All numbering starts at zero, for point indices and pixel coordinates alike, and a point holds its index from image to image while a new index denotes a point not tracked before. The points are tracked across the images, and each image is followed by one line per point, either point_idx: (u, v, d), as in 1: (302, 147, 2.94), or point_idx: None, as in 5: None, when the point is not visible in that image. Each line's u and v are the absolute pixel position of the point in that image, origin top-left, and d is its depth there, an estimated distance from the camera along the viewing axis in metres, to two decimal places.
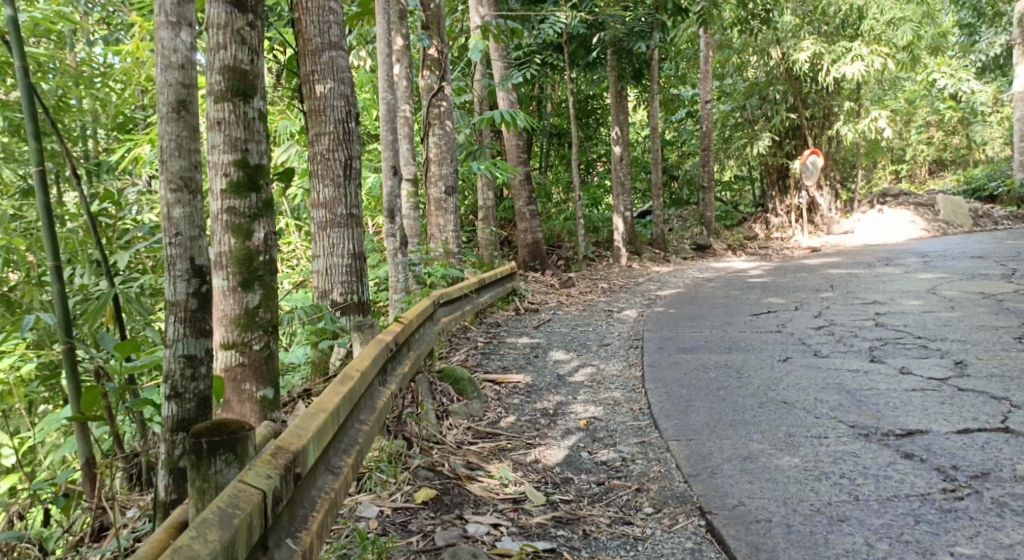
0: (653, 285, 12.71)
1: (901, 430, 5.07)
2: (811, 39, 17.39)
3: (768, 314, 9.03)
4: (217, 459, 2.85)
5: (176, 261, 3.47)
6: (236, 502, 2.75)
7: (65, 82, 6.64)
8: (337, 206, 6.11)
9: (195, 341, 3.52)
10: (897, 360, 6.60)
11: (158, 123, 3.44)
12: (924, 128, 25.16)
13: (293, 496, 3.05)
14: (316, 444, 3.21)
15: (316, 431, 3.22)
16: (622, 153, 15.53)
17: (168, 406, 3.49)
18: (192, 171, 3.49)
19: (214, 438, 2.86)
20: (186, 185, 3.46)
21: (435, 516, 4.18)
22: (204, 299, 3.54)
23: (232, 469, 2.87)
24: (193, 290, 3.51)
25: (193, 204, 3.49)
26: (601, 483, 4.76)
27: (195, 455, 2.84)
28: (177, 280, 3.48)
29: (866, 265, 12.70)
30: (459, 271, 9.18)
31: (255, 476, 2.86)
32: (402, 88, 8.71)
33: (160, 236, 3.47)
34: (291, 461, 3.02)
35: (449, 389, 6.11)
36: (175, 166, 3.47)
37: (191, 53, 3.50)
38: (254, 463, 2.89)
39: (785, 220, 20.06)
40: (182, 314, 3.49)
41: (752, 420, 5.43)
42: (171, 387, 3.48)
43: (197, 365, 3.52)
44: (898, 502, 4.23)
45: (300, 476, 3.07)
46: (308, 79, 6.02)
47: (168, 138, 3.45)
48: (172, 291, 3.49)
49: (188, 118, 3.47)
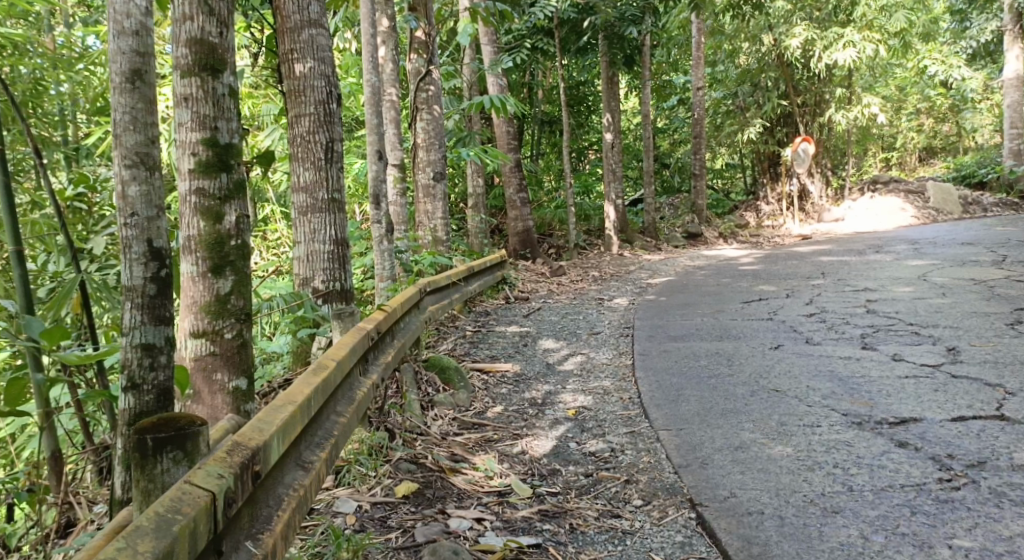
0: (645, 273, 12.54)
1: (895, 419, 4.92)
2: (803, 25, 17.23)
3: (759, 302, 8.88)
4: (164, 458, 2.68)
5: (132, 243, 3.28)
6: (179, 506, 2.53)
7: (43, 64, 6.48)
8: (318, 190, 5.88)
9: (154, 328, 3.33)
10: (891, 347, 6.46)
11: (111, 95, 3.25)
12: (914, 115, 25.10)
13: (252, 495, 2.85)
14: (280, 440, 3.02)
15: (280, 426, 3.03)
16: (613, 140, 15.35)
17: (124, 398, 3.30)
18: (149, 147, 3.31)
19: (160, 434, 2.68)
20: (143, 161, 3.29)
21: (416, 511, 4.01)
22: (163, 283, 3.35)
23: (180, 469, 2.70)
24: (151, 275, 3.32)
25: (150, 181, 3.31)
26: (589, 475, 4.60)
27: (139, 453, 2.67)
28: (134, 264, 3.28)
29: (858, 252, 12.56)
30: (446, 259, 8.96)
31: (204, 478, 2.65)
32: (387, 71, 8.34)
33: (114, 216, 3.28)
34: (249, 458, 2.81)
35: (435, 379, 5.96)
36: (130, 141, 3.28)
37: (146, 18, 3.29)
38: (205, 462, 2.68)
39: (777, 208, 19.96)
40: (138, 300, 3.30)
41: (744, 409, 5.27)
42: (128, 378, 3.30)
43: (155, 354, 3.34)
44: (893, 493, 4.08)
45: (259, 475, 2.86)
46: (287, 58, 5.83)
47: (122, 111, 3.26)
48: (128, 275, 3.29)
49: (143, 89, 3.29)
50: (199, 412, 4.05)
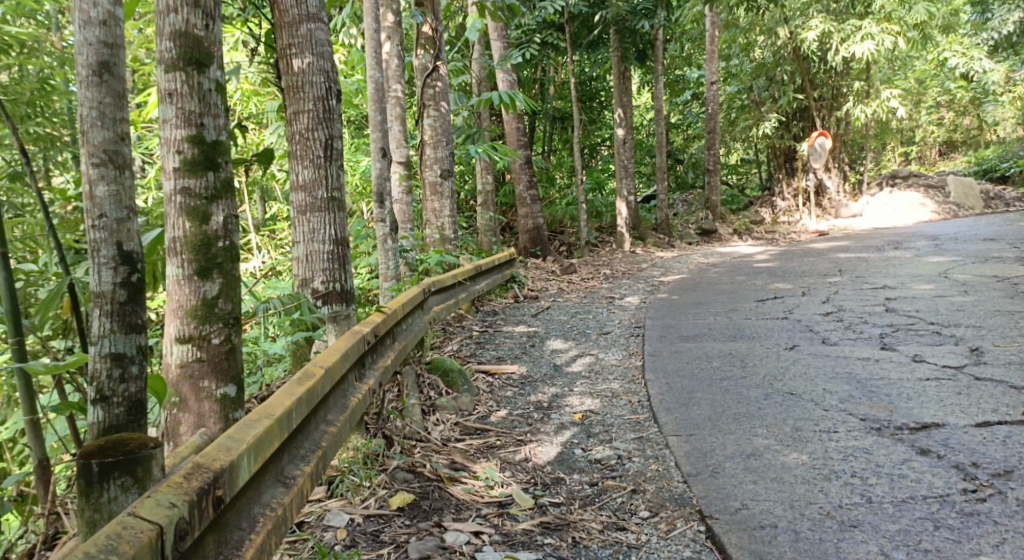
0: (657, 271, 12.34)
1: (916, 424, 4.71)
2: (820, 18, 16.92)
3: (774, 300, 8.67)
4: (111, 486, 2.66)
5: (100, 246, 3.14)
6: (114, 546, 2.35)
7: (49, 62, 6.40)
8: (317, 189, 5.69)
9: (124, 337, 3.20)
10: (911, 347, 6.24)
11: (78, 88, 3.12)
12: (934, 108, 24.76)
13: (217, 521, 2.68)
14: (252, 458, 2.86)
15: (252, 443, 2.87)
16: (625, 135, 15.13)
17: (94, 411, 3.18)
18: (118, 144, 3.19)
19: (108, 459, 2.67)
20: (111, 159, 3.16)
21: (410, 524, 3.85)
22: (134, 289, 3.21)
23: (128, 496, 2.68)
24: (121, 280, 3.18)
25: (119, 180, 3.18)
26: (595, 484, 4.43)
27: (83, 480, 2.67)
28: (102, 268, 3.14)
29: (876, 248, 12.30)
30: (454, 258, 8.78)
31: (151, 509, 2.49)
32: (392, 67, 8.16)
33: (82, 217, 3.15)
34: (211, 482, 2.65)
35: (438, 382, 5.78)
36: (98, 137, 3.16)
37: (114, 7, 3.16)
38: (156, 490, 2.52)
39: (793, 204, 19.69)
40: (108, 307, 3.16)
41: (758, 414, 5.07)
42: (98, 390, 3.18)
43: (126, 364, 3.21)
44: (915, 505, 3.88)
45: (223, 499, 2.69)
46: (285, 53, 5.63)
47: (89, 106, 3.13)
48: (97, 281, 3.16)
49: (111, 83, 3.16)
50: (185, 420, 3.91)
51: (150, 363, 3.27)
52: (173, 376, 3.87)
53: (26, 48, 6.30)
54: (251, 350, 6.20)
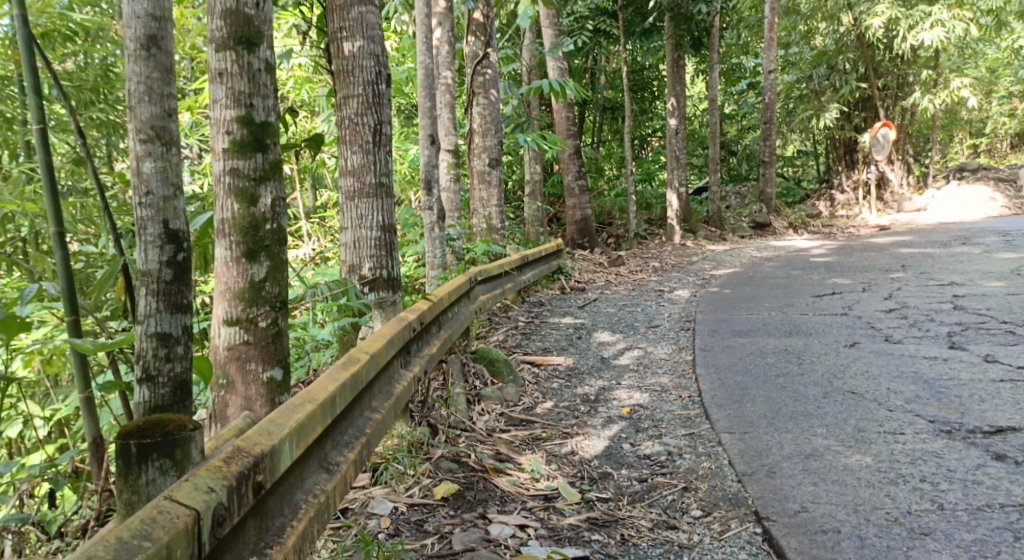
0: (708, 264, 12.10)
1: (988, 428, 4.51)
2: (886, 4, 16.39)
3: (831, 296, 8.42)
4: (149, 468, 2.61)
5: (147, 224, 3.13)
6: (148, 532, 2.30)
7: (110, 49, 6.45)
8: (366, 175, 5.64)
9: (169, 317, 3.18)
10: (981, 347, 6.00)
11: (126, 63, 3.10)
12: (1006, 99, 23.89)
13: (257, 509, 2.63)
14: (294, 443, 2.81)
15: (294, 428, 2.81)
16: (677, 125, 14.91)
17: (140, 391, 3.15)
18: (166, 120, 3.17)
19: (146, 440, 2.62)
20: (158, 135, 3.13)
21: (455, 515, 3.78)
22: (180, 268, 3.20)
23: (166, 480, 2.62)
24: (167, 259, 3.17)
25: (166, 157, 3.16)
26: (644, 480, 4.31)
27: (122, 461, 2.63)
28: (148, 247, 3.14)
29: (940, 244, 11.92)
30: (502, 247, 8.67)
31: (188, 493, 2.43)
32: (443, 54, 8.06)
33: (129, 195, 3.14)
34: (250, 467, 2.59)
35: (483, 371, 5.70)
36: (145, 113, 3.14)
37: None
38: (194, 474, 2.47)
39: (851, 198, 19.22)
40: (154, 286, 3.15)
41: (816, 412, 4.91)
42: (143, 369, 3.15)
43: (171, 345, 3.19)
44: (992, 515, 3.71)
45: (263, 485, 2.63)
46: (336, 37, 5.55)
47: (137, 80, 3.11)
48: (144, 259, 3.15)
49: (158, 57, 3.13)
50: (233, 402, 3.90)
51: (195, 344, 3.25)
52: (221, 358, 3.86)
53: (90, 34, 6.33)
54: (300, 337, 6.16)
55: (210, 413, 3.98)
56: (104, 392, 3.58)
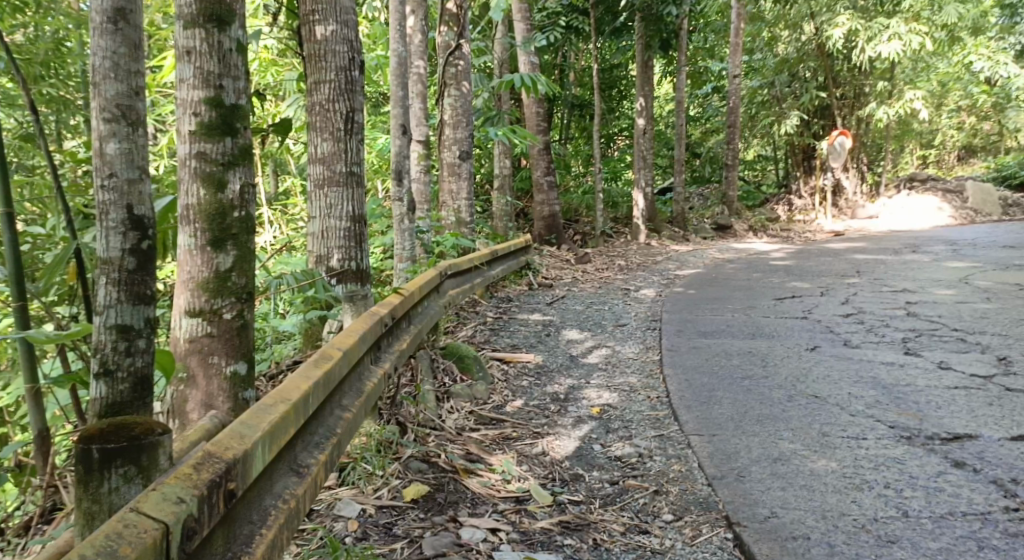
0: (672, 264, 12.10)
1: (948, 434, 4.50)
2: (847, 15, 16.54)
3: (794, 299, 8.44)
4: (113, 475, 2.47)
5: (109, 209, 2.97)
6: (114, 548, 2.16)
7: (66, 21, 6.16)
8: (337, 163, 5.49)
9: (131, 308, 3.04)
10: (936, 354, 6.01)
11: (91, 36, 2.93)
12: (956, 113, 24.33)
13: (226, 518, 2.50)
14: (267, 447, 2.69)
15: (267, 431, 2.70)
16: (645, 126, 14.88)
17: (96, 386, 3.00)
18: (133, 99, 3.01)
19: (108, 445, 2.47)
20: (124, 115, 2.97)
21: (425, 518, 3.67)
22: (144, 257, 3.05)
23: (130, 488, 2.48)
24: (130, 246, 3.01)
25: (132, 138, 3.00)
26: (615, 483, 4.23)
27: (82, 467, 2.47)
28: (110, 233, 2.98)
29: (895, 251, 12.06)
30: (470, 242, 8.54)
31: (157, 505, 2.30)
32: (415, 42, 7.86)
33: (90, 176, 2.97)
34: (221, 475, 2.46)
35: (452, 368, 5.58)
36: (110, 91, 2.97)
37: None
38: (162, 484, 2.34)
39: (810, 203, 19.41)
40: (115, 275, 3.00)
41: (782, 416, 4.87)
42: (101, 362, 3.00)
43: (132, 338, 3.04)
44: (955, 522, 3.67)
45: (235, 493, 2.51)
46: (308, 19, 5.36)
47: (102, 55, 2.95)
48: (104, 246, 2.99)
49: (126, 31, 2.96)
50: (193, 398, 3.75)
51: (157, 337, 3.11)
52: (182, 351, 3.71)
53: None
54: (262, 327, 5.98)
55: (168, 408, 3.82)
56: (55, 386, 3.40)
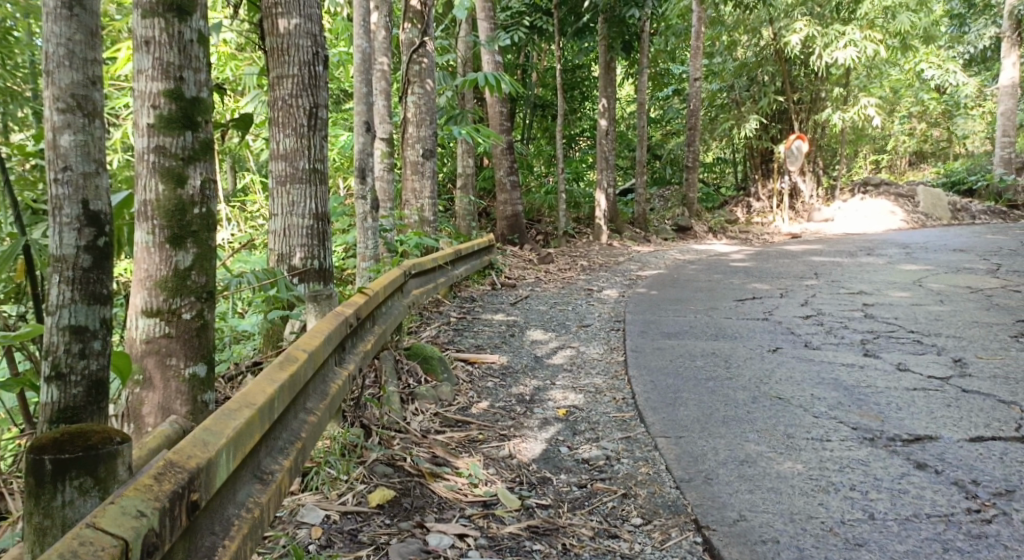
0: (634, 265, 12.12)
1: (908, 436, 4.51)
2: (804, 21, 16.73)
3: (754, 301, 8.49)
4: (68, 487, 2.35)
5: (63, 204, 2.85)
6: None
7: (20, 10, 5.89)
8: (299, 159, 5.37)
9: (86, 308, 2.91)
10: (893, 355, 6.06)
11: (44, 21, 2.80)
12: (907, 119, 24.74)
13: (188, 532, 2.40)
14: (231, 454, 2.60)
15: (231, 437, 2.61)
16: (608, 127, 14.88)
17: (48, 390, 2.89)
18: (89, 89, 2.88)
19: (62, 455, 2.35)
20: (80, 105, 2.85)
21: (391, 524, 3.59)
22: (100, 254, 2.93)
23: (86, 501, 2.36)
24: (85, 243, 2.89)
25: (88, 130, 2.88)
26: (583, 486, 4.18)
27: (34, 479, 2.35)
28: (63, 229, 2.85)
29: (849, 253, 12.21)
30: (433, 241, 8.45)
31: (115, 519, 2.20)
32: (379, 39, 7.73)
33: (43, 169, 2.84)
34: (184, 486, 2.37)
35: (417, 369, 5.50)
36: (65, 80, 2.85)
37: None
38: (121, 496, 2.23)
39: (767, 205, 19.61)
40: (69, 273, 2.87)
41: (747, 417, 4.86)
42: (53, 365, 2.89)
43: (87, 339, 2.93)
44: (920, 525, 3.67)
45: (198, 505, 2.42)
46: (269, 12, 5.23)
47: (56, 42, 2.81)
48: (58, 243, 2.86)
49: (83, 18, 2.84)
50: (150, 400, 3.63)
51: (113, 338, 3.00)
52: (138, 352, 3.59)
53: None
54: (220, 327, 5.83)
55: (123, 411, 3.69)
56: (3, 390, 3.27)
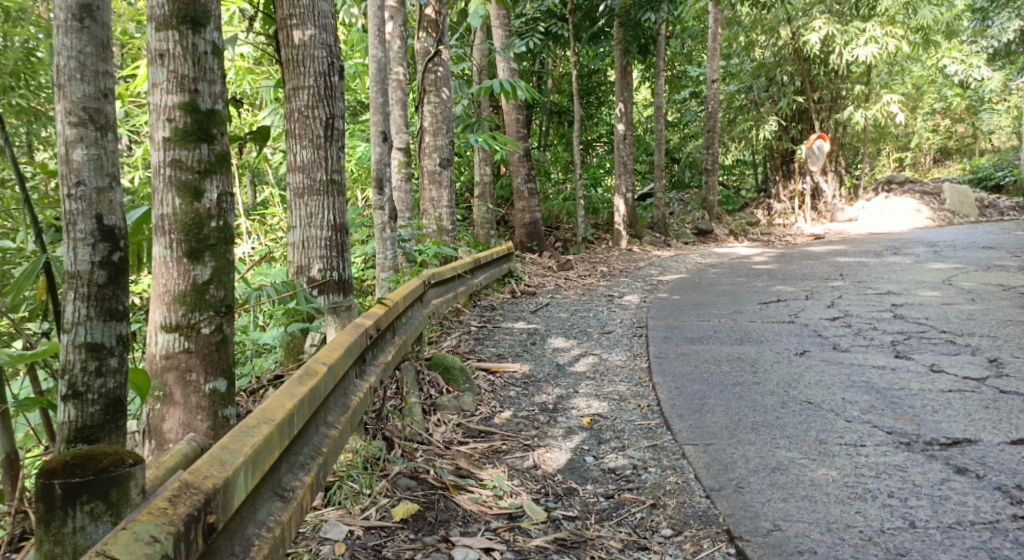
0: (655, 269, 12.02)
1: (946, 439, 4.40)
2: (823, 19, 16.53)
3: (778, 303, 8.36)
4: (79, 513, 2.32)
5: (77, 220, 2.81)
6: None
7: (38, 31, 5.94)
8: (316, 171, 5.32)
9: (101, 325, 2.88)
10: (926, 357, 5.93)
11: (54, 35, 2.77)
12: (931, 115, 24.44)
13: (205, 555, 2.35)
14: (249, 472, 2.55)
15: (250, 455, 2.56)
16: (625, 131, 14.78)
17: (65, 409, 2.86)
18: (101, 101, 2.86)
19: (73, 479, 2.32)
20: (92, 118, 2.82)
21: (416, 539, 3.53)
22: (115, 269, 2.89)
23: (98, 527, 2.33)
24: (100, 259, 2.86)
25: (101, 144, 2.85)
26: (610, 497, 4.10)
27: (45, 505, 2.32)
28: (78, 246, 2.82)
29: (874, 253, 12.03)
30: (452, 249, 8.40)
31: (128, 546, 2.15)
32: (394, 48, 7.68)
33: (57, 185, 2.82)
34: (200, 508, 2.32)
35: (438, 380, 5.44)
36: (77, 93, 2.82)
37: None
38: (134, 521, 2.19)
39: (788, 207, 19.46)
40: (84, 289, 2.84)
41: (777, 423, 4.76)
42: (69, 385, 2.85)
43: (103, 357, 2.89)
44: (964, 533, 3.56)
45: (215, 527, 2.37)
46: (285, 24, 5.21)
47: (67, 55, 2.79)
48: (72, 258, 2.83)
49: (93, 29, 2.81)
50: (170, 416, 3.59)
51: (130, 355, 2.96)
52: (157, 367, 3.55)
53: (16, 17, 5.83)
54: (241, 340, 5.81)
55: (144, 429, 3.64)
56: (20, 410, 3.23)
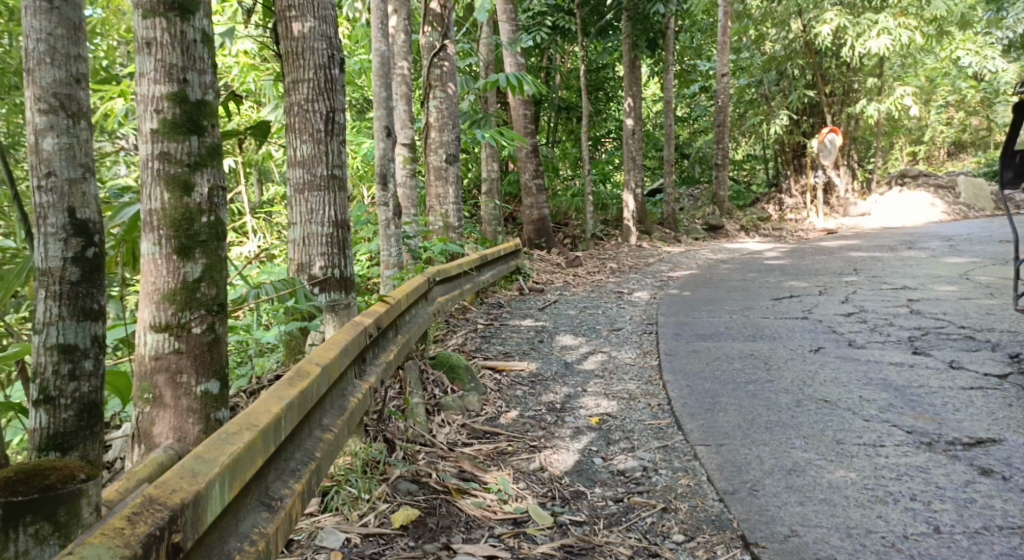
0: (665, 265, 11.85)
1: (969, 439, 4.23)
2: (835, 11, 16.31)
3: (791, 299, 8.18)
4: (27, 531, 2.23)
5: (48, 213, 2.70)
6: None
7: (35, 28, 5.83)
8: (317, 166, 5.17)
9: (75, 326, 2.75)
10: (946, 353, 5.75)
11: (24, 16, 2.69)
12: (944, 108, 24.15)
13: None
14: (226, 484, 2.41)
15: (227, 465, 2.42)
16: (634, 126, 14.61)
17: (36, 414, 2.72)
18: (72, 87, 2.78)
19: (21, 494, 2.22)
20: (61, 105, 2.74)
21: (416, 547, 3.39)
22: (89, 266, 2.77)
23: (45, 547, 2.25)
24: (72, 254, 2.73)
25: (72, 132, 2.76)
26: (620, 501, 3.94)
27: None
28: (49, 240, 2.70)
29: (889, 248, 11.81)
30: (458, 246, 8.24)
31: None
32: (399, 42, 7.53)
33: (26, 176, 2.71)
34: (166, 525, 2.18)
35: (443, 379, 5.30)
36: (47, 79, 2.73)
37: None
38: (86, 542, 2.05)
39: (800, 201, 19.25)
40: (56, 287, 2.71)
41: (793, 422, 4.59)
42: (41, 389, 2.73)
43: (77, 359, 2.77)
44: (991, 538, 3.39)
45: (182, 547, 2.21)
46: (284, 15, 5.06)
47: (37, 38, 2.71)
48: (43, 254, 2.71)
49: (64, 11, 2.74)
50: (160, 419, 3.46)
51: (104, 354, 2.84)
52: (146, 369, 3.42)
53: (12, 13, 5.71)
54: (240, 340, 5.67)
55: (134, 432, 3.52)
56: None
